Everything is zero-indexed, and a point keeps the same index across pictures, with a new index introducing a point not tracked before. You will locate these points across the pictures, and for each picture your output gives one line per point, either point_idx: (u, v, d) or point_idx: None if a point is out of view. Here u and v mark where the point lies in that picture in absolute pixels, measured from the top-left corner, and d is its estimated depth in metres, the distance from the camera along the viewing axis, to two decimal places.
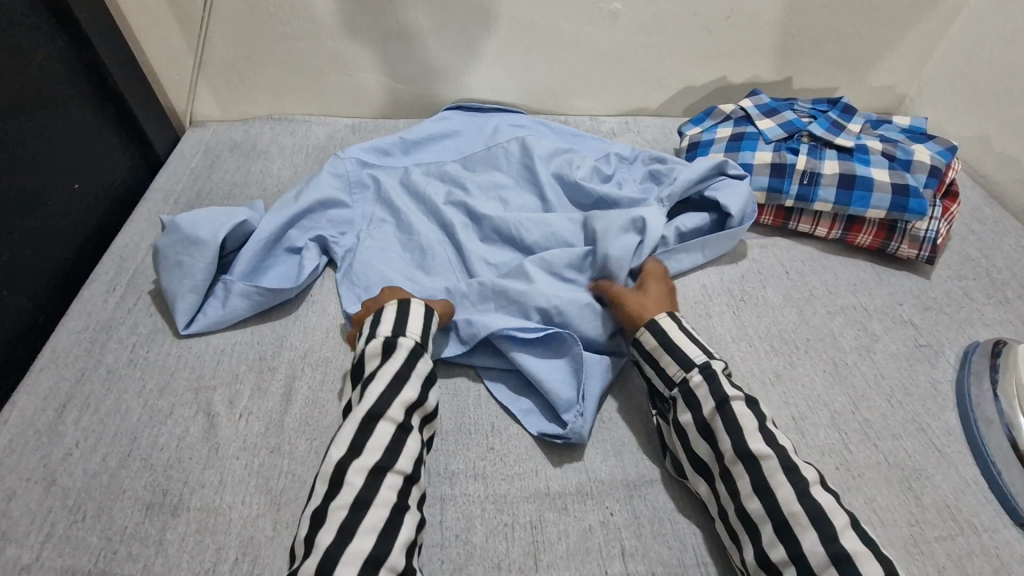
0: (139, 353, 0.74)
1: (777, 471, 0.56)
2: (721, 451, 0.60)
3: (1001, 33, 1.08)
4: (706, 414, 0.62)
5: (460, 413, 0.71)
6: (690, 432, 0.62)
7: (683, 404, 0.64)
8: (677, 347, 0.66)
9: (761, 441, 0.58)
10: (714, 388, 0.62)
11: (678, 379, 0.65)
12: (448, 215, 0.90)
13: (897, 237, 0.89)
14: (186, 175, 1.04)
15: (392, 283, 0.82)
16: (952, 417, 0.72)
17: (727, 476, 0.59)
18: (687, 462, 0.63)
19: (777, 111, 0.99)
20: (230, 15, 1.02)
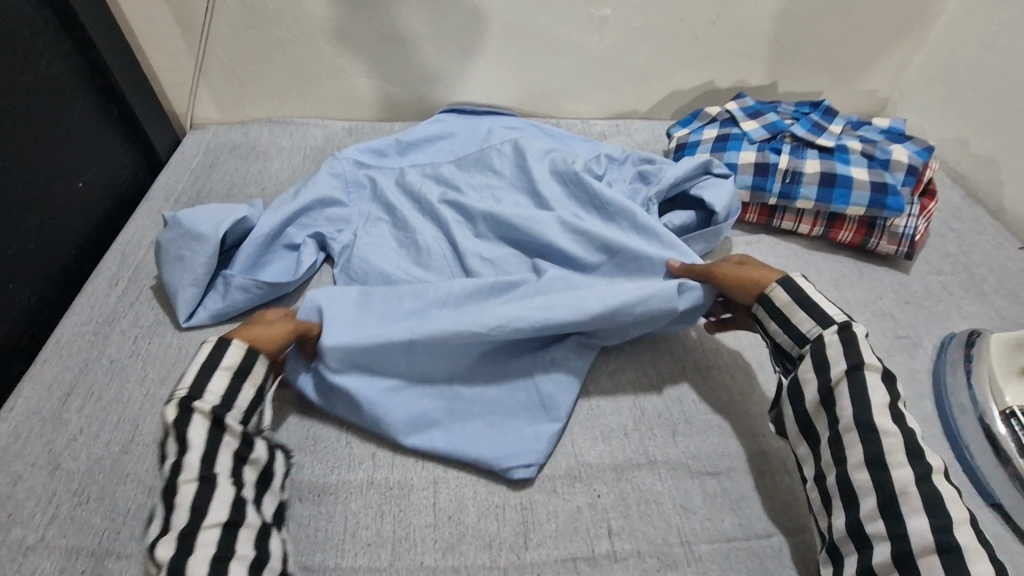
0: (141, 345, 0.76)
1: (897, 449, 0.57)
2: (839, 417, 0.61)
3: (976, 39, 1.12)
4: (833, 378, 0.62)
5: None
6: (810, 392, 0.63)
7: (811, 363, 0.64)
8: (816, 306, 0.66)
9: (889, 416, 0.58)
10: (848, 352, 0.62)
11: (813, 337, 0.65)
12: (443, 214, 0.92)
13: (877, 234, 0.92)
14: (187, 175, 1.07)
15: (389, 277, 0.85)
16: (929, 404, 0.75)
17: (838, 442, 0.60)
18: (794, 422, 0.65)
19: (761, 113, 1.03)
20: (232, 19, 1.05)
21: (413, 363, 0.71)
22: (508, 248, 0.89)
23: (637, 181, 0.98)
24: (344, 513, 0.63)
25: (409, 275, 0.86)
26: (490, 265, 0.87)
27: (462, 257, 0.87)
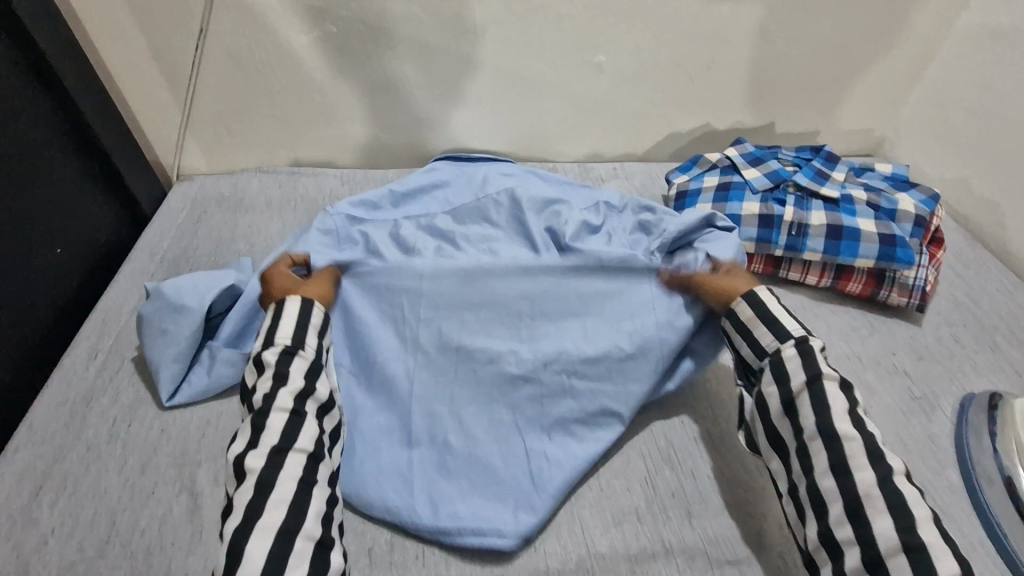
0: (121, 427, 0.72)
1: (859, 453, 0.58)
2: (801, 427, 0.62)
3: (970, 80, 1.11)
4: (793, 389, 0.64)
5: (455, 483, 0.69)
6: (773, 404, 0.65)
7: (771, 376, 0.66)
8: (776, 320, 0.69)
9: (848, 423, 0.60)
10: (807, 363, 0.64)
11: (770, 350, 0.68)
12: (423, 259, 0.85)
13: (887, 286, 0.89)
14: (172, 231, 1.03)
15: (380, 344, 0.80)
16: (953, 472, 0.71)
17: (803, 452, 0.61)
18: (763, 431, 0.66)
19: (762, 160, 1.01)
20: (219, 70, 1.03)
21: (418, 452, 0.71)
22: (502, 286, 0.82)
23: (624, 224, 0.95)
24: None
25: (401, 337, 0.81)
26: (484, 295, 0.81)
27: None
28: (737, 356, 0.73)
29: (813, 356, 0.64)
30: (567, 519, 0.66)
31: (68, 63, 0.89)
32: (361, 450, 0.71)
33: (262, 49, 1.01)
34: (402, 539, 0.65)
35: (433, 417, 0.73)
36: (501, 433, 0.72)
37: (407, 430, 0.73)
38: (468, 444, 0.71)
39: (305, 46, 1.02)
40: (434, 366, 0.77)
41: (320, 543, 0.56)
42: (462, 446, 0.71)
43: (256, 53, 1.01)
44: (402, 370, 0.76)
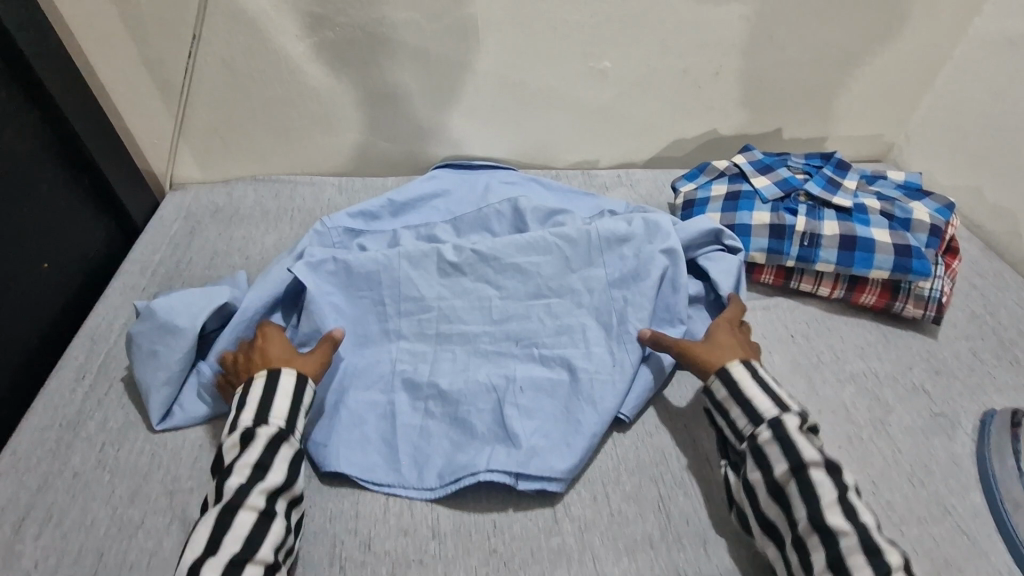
0: (109, 453, 0.68)
1: (856, 550, 0.54)
2: (794, 519, 0.57)
3: (983, 86, 1.09)
4: (777, 476, 0.59)
5: (459, 509, 0.66)
6: (759, 492, 0.60)
7: (752, 462, 0.62)
8: (747, 399, 0.64)
9: (840, 514, 0.56)
10: (787, 451, 0.59)
11: (747, 434, 0.64)
12: (383, 273, 0.83)
13: (902, 298, 0.87)
14: (165, 244, 1.00)
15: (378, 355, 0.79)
16: (977, 495, 0.69)
17: (800, 548, 0.56)
18: (754, 520, 0.61)
19: (771, 167, 0.98)
20: (214, 79, 1.00)
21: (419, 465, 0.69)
22: (469, 301, 0.83)
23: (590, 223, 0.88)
24: None
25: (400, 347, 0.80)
26: (456, 311, 0.82)
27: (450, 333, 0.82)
28: (719, 432, 0.69)
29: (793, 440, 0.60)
30: (578, 548, 0.63)
31: (57, 75, 0.86)
32: (348, 450, 0.69)
33: (258, 57, 0.98)
34: (405, 570, 0.61)
35: (419, 415, 0.73)
36: (486, 428, 0.71)
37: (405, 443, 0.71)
38: (453, 439, 0.71)
39: (302, 54, 0.99)
40: (419, 368, 0.77)
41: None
42: (446, 441, 0.71)
43: (253, 62, 0.99)
44: (388, 373, 0.77)
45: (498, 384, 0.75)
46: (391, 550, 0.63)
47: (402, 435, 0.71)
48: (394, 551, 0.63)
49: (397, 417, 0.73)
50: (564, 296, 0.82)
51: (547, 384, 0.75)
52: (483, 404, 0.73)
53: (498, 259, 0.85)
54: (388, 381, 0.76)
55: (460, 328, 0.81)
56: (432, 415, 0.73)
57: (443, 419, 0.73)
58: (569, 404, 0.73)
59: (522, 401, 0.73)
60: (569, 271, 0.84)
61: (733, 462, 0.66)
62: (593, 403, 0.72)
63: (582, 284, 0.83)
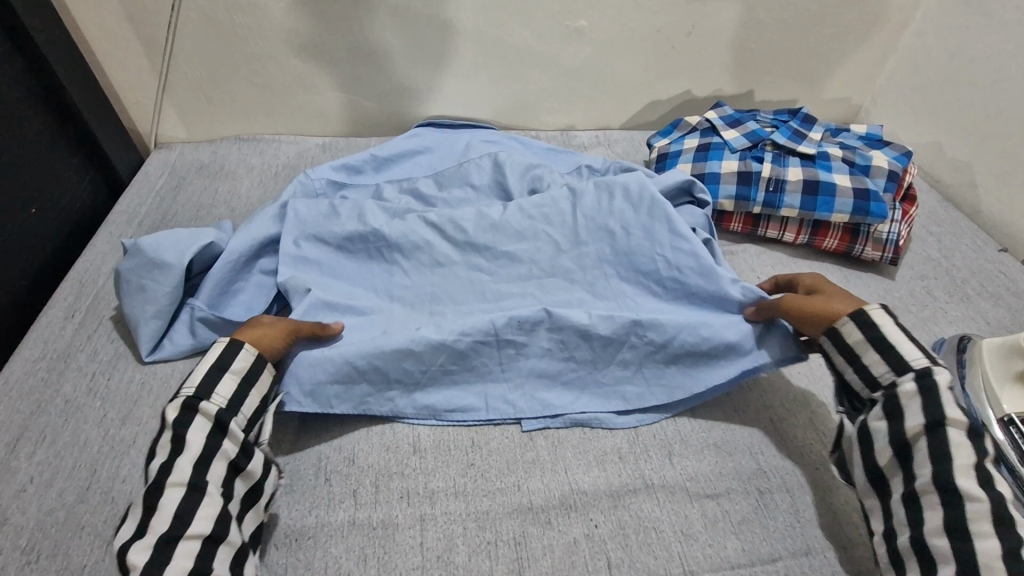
0: (100, 382, 0.71)
1: (981, 518, 0.53)
2: (918, 476, 0.57)
3: (943, 46, 1.14)
4: (908, 429, 0.59)
5: (439, 428, 0.71)
6: (878, 439, 0.61)
7: (881, 411, 0.61)
8: (893, 347, 0.62)
9: (973, 479, 0.55)
10: (928, 405, 0.58)
11: (886, 382, 0.62)
12: (369, 242, 0.84)
13: (861, 241, 0.92)
14: (151, 197, 1.02)
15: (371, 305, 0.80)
16: None
17: (914, 502, 0.57)
18: (861, 472, 0.62)
19: (740, 122, 1.02)
20: (197, 35, 1.01)
21: (413, 404, 0.70)
22: (459, 278, 0.82)
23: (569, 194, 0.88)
24: (324, 558, 0.59)
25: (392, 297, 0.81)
26: (440, 277, 0.82)
27: (436, 288, 0.81)
28: (839, 379, 0.68)
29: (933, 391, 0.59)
30: (551, 460, 0.68)
31: (38, 19, 0.87)
32: (338, 388, 0.69)
33: (242, 12, 1.00)
34: (387, 481, 0.65)
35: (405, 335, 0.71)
36: (484, 364, 0.73)
37: (406, 380, 0.70)
38: (446, 368, 0.71)
39: (284, 9, 1.01)
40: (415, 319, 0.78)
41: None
42: (439, 369, 0.71)
43: (235, 18, 1.00)
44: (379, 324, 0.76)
45: (500, 325, 0.72)
46: (374, 463, 0.67)
47: (393, 362, 0.69)
48: (377, 464, 0.67)
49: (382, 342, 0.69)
50: (558, 277, 0.82)
51: (550, 344, 0.74)
52: (479, 337, 0.72)
53: (485, 238, 0.84)
54: (382, 324, 0.77)
55: (454, 308, 0.79)
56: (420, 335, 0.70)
57: (433, 342, 0.70)
58: (560, 352, 0.74)
59: (521, 338, 0.73)
60: (559, 254, 0.84)
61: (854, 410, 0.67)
62: (597, 363, 0.74)
63: (575, 264, 0.83)
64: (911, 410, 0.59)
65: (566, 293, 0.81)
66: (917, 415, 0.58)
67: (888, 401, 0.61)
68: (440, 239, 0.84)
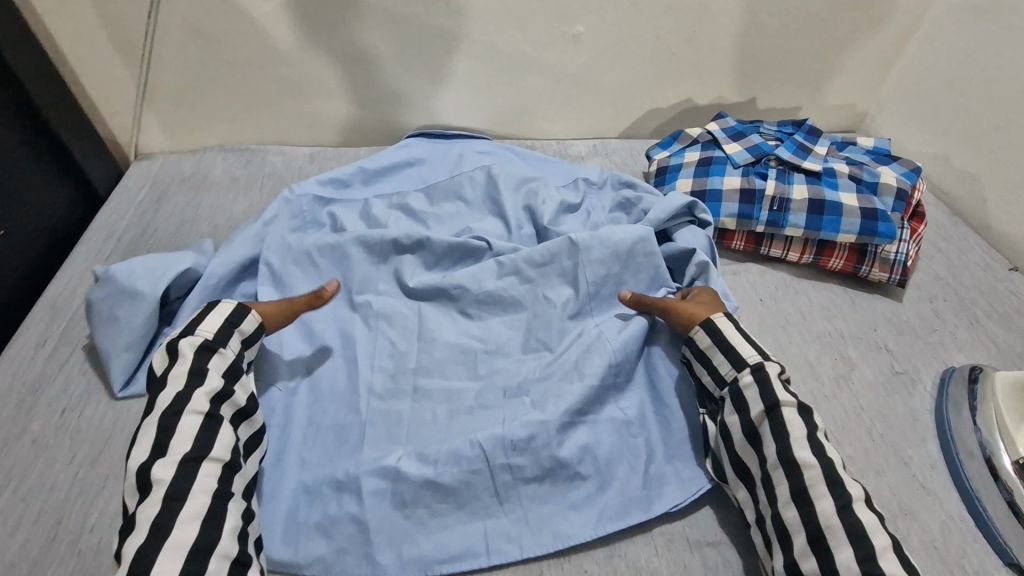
0: (70, 418, 0.68)
1: (818, 481, 0.60)
2: (765, 456, 0.64)
3: (953, 53, 1.09)
4: (753, 417, 0.66)
5: (425, 461, 0.70)
6: (734, 433, 0.67)
7: (731, 406, 0.69)
8: (733, 347, 0.71)
9: (807, 448, 0.61)
10: (763, 393, 0.66)
11: (729, 379, 0.71)
12: (358, 327, 0.82)
13: (868, 261, 0.88)
14: (131, 211, 0.97)
15: (357, 387, 0.76)
16: (933, 447, 0.70)
17: (768, 480, 0.63)
18: (728, 461, 0.68)
19: (743, 134, 0.99)
20: (176, 42, 0.97)
21: (401, 530, 0.66)
22: (453, 356, 0.80)
23: (569, 249, 0.86)
24: None
25: (375, 369, 0.78)
26: (430, 360, 0.80)
27: (423, 366, 0.79)
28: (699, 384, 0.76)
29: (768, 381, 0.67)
30: (539, 499, 0.70)
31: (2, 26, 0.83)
32: (308, 538, 0.66)
33: (222, 18, 0.95)
34: (376, 527, 0.66)
35: (388, 478, 0.69)
36: (475, 495, 0.69)
37: (394, 504, 0.68)
38: (433, 508, 0.68)
39: (268, 15, 0.96)
40: (400, 417, 0.74)
41: (236, 560, 0.55)
42: (425, 512, 0.68)
43: (215, 23, 0.95)
44: (358, 436, 0.72)
45: (489, 448, 0.70)
46: (356, 511, 0.67)
47: (373, 511, 0.67)
48: (358, 511, 0.67)
49: (371, 465, 0.69)
50: (557, 351, 0.81)
51: (550, 458, 0.71)
52: (470, 466, 0.69)
53: (480, 310, 0.85)
54: (360, 424, 0.73)
55: (441, 383, 0.78)
56: (402, 474, 0.68)
57: (418, 480, 0.68)
58: (559, 468, 0.71)
59: (516, 461, 0.70)
60: (561, 326, 0.83)
61: (711, 410, 0.74)
62: (602, 478, 0.71)
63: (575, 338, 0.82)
64: (752, 400, 0.67)
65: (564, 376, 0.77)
66: (757, 403, 0.66)
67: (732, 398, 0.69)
68: (429, 308, 0.85)
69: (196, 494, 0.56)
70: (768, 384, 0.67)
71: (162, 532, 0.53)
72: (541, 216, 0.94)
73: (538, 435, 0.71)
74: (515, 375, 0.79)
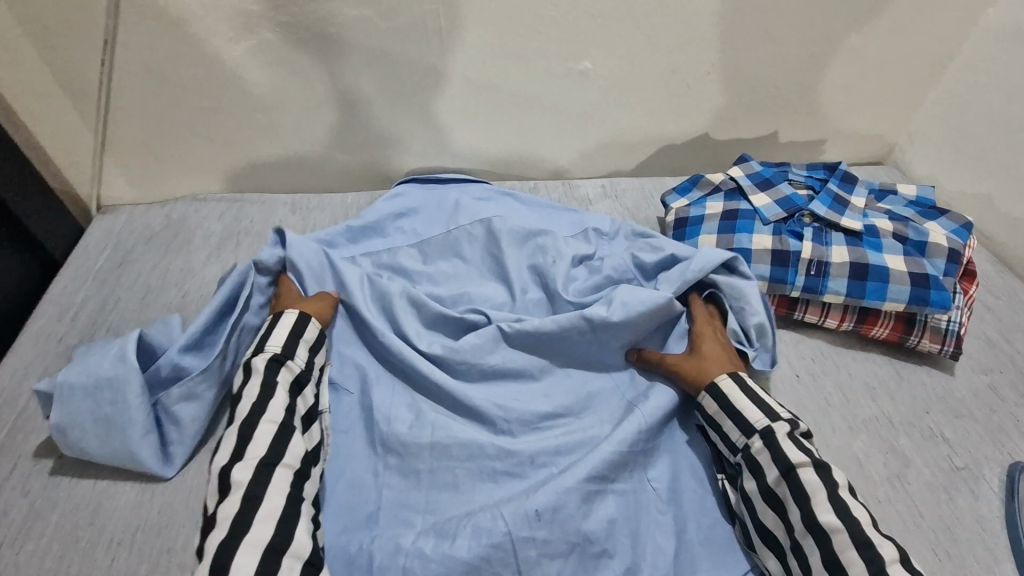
0: (8, 556, 0.59)
1: (847, 546, 0.55)
2: (790, 522, 0.59)
3: (997, 84, 1.00)
4: (771, 482, 0.62)
5: (444, 536, 0.61)
6: (756, 501, 0.62)
7: (748, 471, 0.64)
8: (738, 411, 0.67)
9: (831, 513, 0.57)
10: (777, 457, 0.62)
11: (741, 445, 0.65)
12: (374, 372, 0.75)
13: (917, 331, 0.79)
14: (89, 280, 0.87)
15: (375, 440, 0.69)
16: (1008, 567, 0.61)
17: (798, 551, 0.57)
18: (755, 531, 0.62)
19: (771, 181, 0.89)
20: (135, 88, 0.87)
21: None
22: (468, 413, 0.72)
23: (581, 322, 0.75)
24: None
25: (392, 420, 0.70)
26: (448, 417, 0.71)
27: (444, 415, 0.71)
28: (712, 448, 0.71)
29: (780, 444, 0.62)
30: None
31: None
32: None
33: (186, 61, 0.85)
34: None
35: (406, 555, 0.60)
36: (494, 574, 0.59)
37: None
38: None
39: (238, 58, 0.86)
40: (420, 474, 0.66)
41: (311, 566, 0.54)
42: None
43: (180, 68, 0.86)
44: (374, 502, 0.65)
45: (511, 520, 0.61)
46: None
47: None
48: None
49: (387, 528, 0.62)
50: (580, 416, 0.73)
51: (576, 531, 0.62)
52: (490, 540, 0.60)
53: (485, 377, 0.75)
54: (376, 492, 0.66)
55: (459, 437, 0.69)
56: (421, 552, 0.60)
57: (433, 559, 0.59)
58: (585, 543, 0.62)
59: (540, 534, 0.61)
60: (578, 380, 0.76)
61: (730, 474, 0.68)
62: (634, 561, 0.62)
63: (588, 395, 0.74)
64: (768, 466, 0.62)
65: (589, 439, 0.70)
66: (772, 470, 0.62)
67: (747, 462, 0.64)
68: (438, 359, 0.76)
69: (263, 517, 0.55)
70: (780, 448, 0.62)
71: None
72: (548, 270, 0.85)
73: (559, 507, 0.63)
74: (544, 438, 0.70)
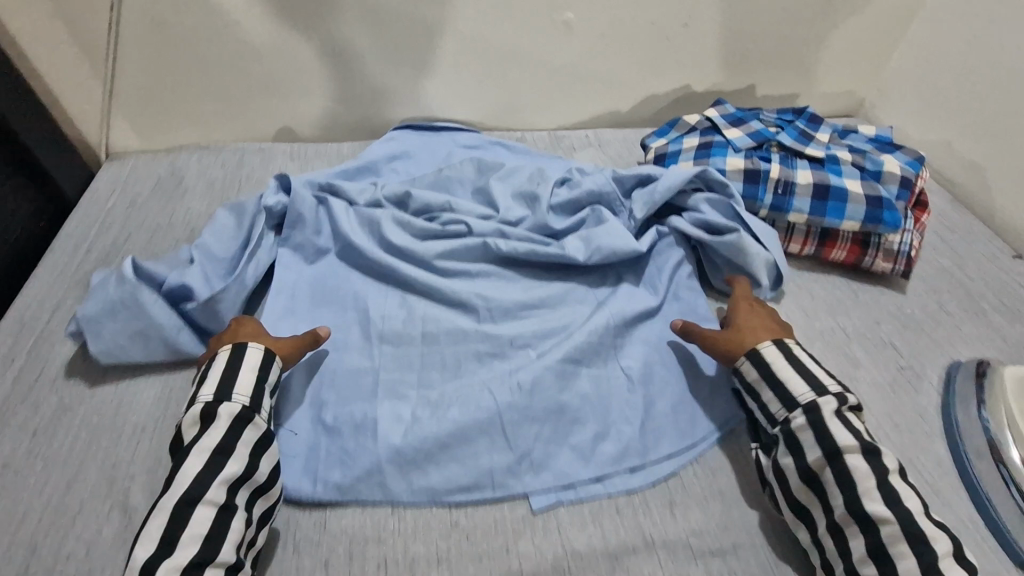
0: (40, 443, 0.65)
1: (899, 539, 0.54)
2: (832, 508, 0.57)
3: (956, 35, 1.06)
4: (812, 463, 0.59)
5: (437, 406, 0.69)
6: (791, 477, 0.60)
7: (784, 446, 0.61)
8: (781, 383, 0.64)
9: (880, 499, 0.55)
10: (823, 438, 0.59)
11: (780, 419, 0.63)
12: (363, 285, 0.82)
13: (872, 251, 0.86)
14: (102, 217, 0.93)
15: (371, 334, 0.76)
16: (941, 445, 0.69)
17: (838, 531, 0.56)
18: (784, 499, 0.60)
19: (743, 120, 0.97)
20: (141, 37, 0.92)
21: (411, 467, 0.64)
22: (455, 313, 0.79)
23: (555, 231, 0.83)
24: None
25: (386, 318, 0.78)
26: (438, 311, 0.79)
27: (433, 312, 0.79)
28: (748, 413, 0.69)
29: (826, 422, 0.60)
30: (550, 439, 0.67)
31: None
32: (326, 468, 0.64)
33: (188, 12, 0.91)
34: (395, 470, 0.64)
35: (404, 423, 0.67)
36: (481, 431, 0.67)
37: (399, 446, 0.65)
38: (442, 441, 0.65)
39: (240, 8, 0.92)
40: (414, 358, 0.74)
41: None
42: (435, 446, 0.65)
43: (184, 18, 0.91)
44: (371, 380, 0.71)
45: (495, 389, 0.70)
46: (366, 458, 0.64)
47: (388, 450, 0.64)
48: (367, 457, 0.64)
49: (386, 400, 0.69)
50: (554, 307, 0.81)
51: (553, 400, 0.69)
52: (478, 406, 0.68)
53: (469, 274, 0.84)
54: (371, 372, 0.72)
55: (447, 328, 0.76)
56: (419, 419, 0.67)
57: (429, 422, 0.67)
58: (561, 411, 0.69)
59: (521, 402, 0.69)
60: (556, 284, 0.83)
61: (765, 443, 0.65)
62: (604, 425, 0.69)
63: (563, 294, 0.82)
64: (810, 445, 0.60)
65: (561, 324, 0.78)
66: (814, 450, 0.59)
67: (786, 438, 0.61)
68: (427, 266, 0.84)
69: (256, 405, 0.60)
70: (824, 425, 0.59)
71: (190, 490, 0.54)
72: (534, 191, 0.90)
73: (540, 381, 0.70)
74: (524, 324, 0.78)
